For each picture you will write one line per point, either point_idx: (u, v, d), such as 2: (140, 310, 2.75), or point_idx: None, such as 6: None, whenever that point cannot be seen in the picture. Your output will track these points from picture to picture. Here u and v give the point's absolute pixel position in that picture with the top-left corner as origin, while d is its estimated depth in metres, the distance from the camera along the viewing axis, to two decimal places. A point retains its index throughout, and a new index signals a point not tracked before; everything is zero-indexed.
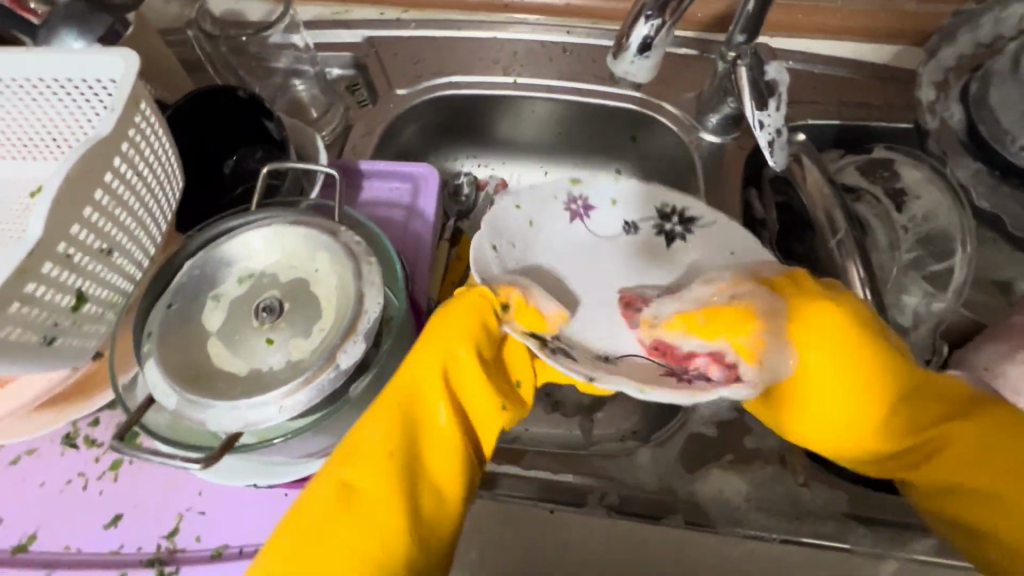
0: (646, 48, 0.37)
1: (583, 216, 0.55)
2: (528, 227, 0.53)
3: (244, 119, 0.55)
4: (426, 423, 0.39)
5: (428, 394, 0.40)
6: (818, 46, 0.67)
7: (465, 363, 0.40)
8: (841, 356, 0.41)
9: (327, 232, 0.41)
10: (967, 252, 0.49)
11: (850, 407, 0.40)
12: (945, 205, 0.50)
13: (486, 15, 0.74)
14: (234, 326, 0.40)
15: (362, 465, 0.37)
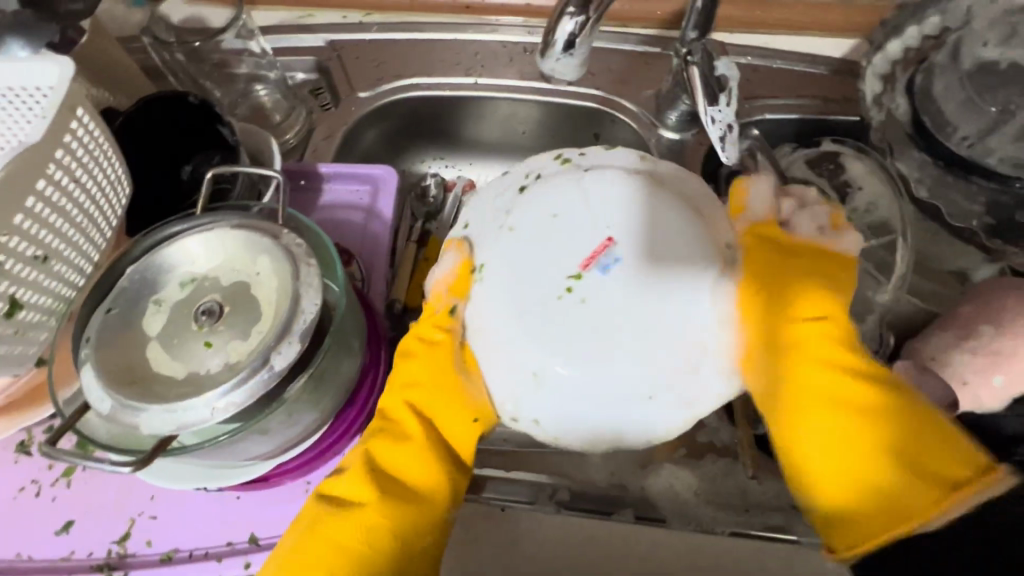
0: (570, 45, 0.37)
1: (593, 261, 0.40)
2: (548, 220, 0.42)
3: (197, 125, 0.55)
4: (399, 430, 0.41)
5: (391, 410, 0.42)
6: (774, 41, 0.68)
7: (432, 372, 0.42)
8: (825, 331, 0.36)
9: (268, 235, 0.41)
10: (908, 241, 0.50)
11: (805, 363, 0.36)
12: (886, 196, 0.50)
13: (448, 17, 0.75)
14: (174, 331, 0.40)
15: (356, 471, 0.39)
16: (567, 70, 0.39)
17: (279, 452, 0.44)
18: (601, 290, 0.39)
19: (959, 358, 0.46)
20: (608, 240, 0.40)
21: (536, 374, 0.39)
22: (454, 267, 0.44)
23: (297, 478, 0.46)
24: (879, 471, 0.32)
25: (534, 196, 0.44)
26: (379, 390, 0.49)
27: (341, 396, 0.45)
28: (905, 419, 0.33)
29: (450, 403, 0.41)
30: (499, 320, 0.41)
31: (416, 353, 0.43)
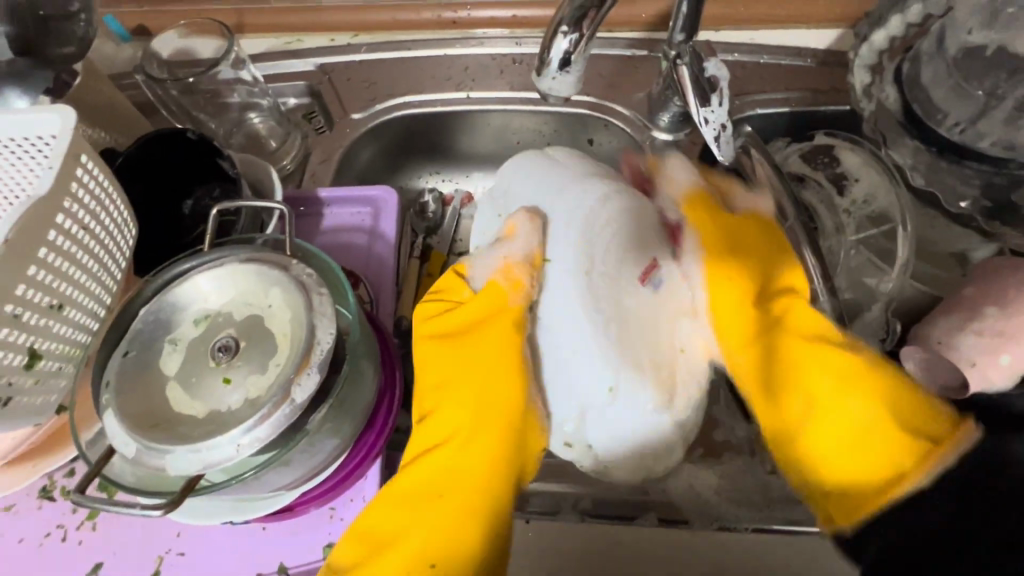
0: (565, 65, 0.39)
1: (652, 279, 0.48)
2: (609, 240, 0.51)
3: (196, 159, 0.56)
4: (463, 467, 0.42)
5: (455, 444, 0.43)
6: (760, 37, 0.68)
7: (502, 402, 0.44)
8: (792, 338, 0.42)
9: (278, 267, 0.42)
10: (909, 231, 0.50)
11: (799, 368, 0.41)
12: (884, 186, 0.51)
13: (436, 33, 0.76)
14: (191, 369, 0.40)
15: (408, 558, 0.39)
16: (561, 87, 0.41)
17: (304, 481, 0.44)
18: (646, 303, 0.47)
19: (967, 341, 0.47)
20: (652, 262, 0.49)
21: (612, 389, 0.46)
22: (523, 253, 0.48)
23: (321, 506, 0.47)
24: (856, 446, 0.37)
25: (567, 209, 0.51)
26: (396, 409, 0.49)
27: (361, 422, 0.45)
28: (850, 392, 0.39)
29: (525, 427, 0.45)
30: (578, 332, 0.47)
31: (488, 369, 0.44)
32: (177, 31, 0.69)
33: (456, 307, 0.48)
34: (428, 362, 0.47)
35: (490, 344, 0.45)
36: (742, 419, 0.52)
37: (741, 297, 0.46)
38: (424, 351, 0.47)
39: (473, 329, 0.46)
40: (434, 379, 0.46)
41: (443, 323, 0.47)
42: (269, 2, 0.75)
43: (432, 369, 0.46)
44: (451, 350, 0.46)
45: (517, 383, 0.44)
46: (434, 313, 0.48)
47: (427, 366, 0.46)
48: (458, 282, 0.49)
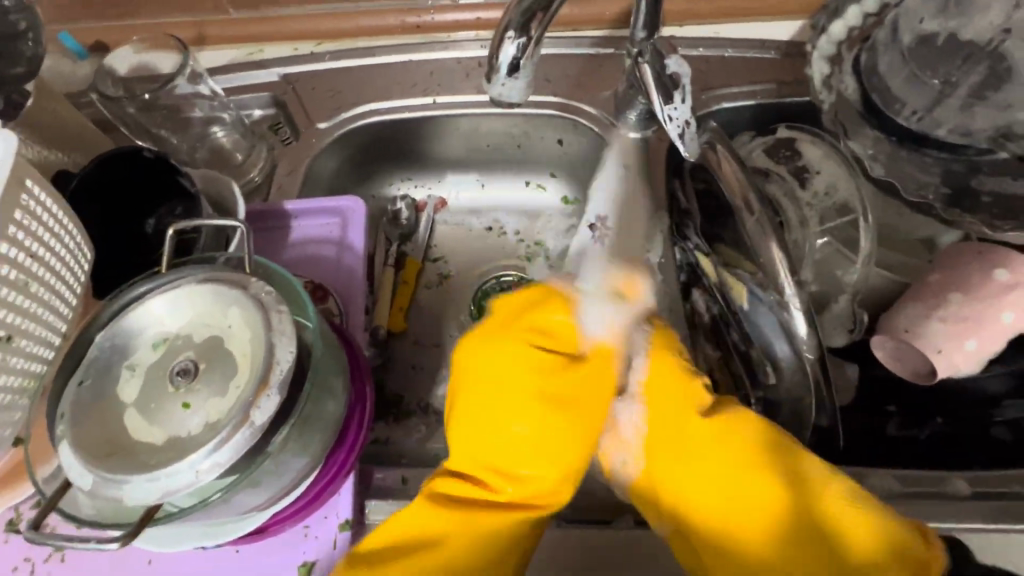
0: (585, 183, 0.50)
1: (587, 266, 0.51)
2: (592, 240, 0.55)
3: (155, 178, 0.54)
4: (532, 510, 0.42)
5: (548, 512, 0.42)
6: (724, 31, 0.69)
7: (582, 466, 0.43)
8: (728, 467, 0.40)
9: (237, 286, 0.41)
10: (870, 220, 0.50)
11: (726, 500, 0.40)
12: (843, 177, 0.52)
13: (401, 38, 0.75)
14: (150, 395, 0.39)
15: None
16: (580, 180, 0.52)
17: (274, 502, 0.43)
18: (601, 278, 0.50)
19: (933, 328, 0.47)
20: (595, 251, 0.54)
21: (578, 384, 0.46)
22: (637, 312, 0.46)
23: (293, 526, 0.46)
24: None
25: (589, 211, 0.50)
26: (368, 423, 0.49)
27: (331, 439, 0.45)
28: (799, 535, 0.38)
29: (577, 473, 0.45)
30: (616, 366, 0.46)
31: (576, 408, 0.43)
32: (128, 45, 0.67)
33: (555, 356, 0.43)
34: (481, 377, 0.43)
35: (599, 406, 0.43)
36: None
37: (683, 404, 0.43)
38: (485, 362, 0.43)
39: (568, 382, 0.43)
40: (498, 400, 0.42)
41: (514, 348, 0.43)
42: (228, 13, 0.74)
43: (495, 392, 0.42)
44: (527, 372, 0.42)
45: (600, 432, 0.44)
46: (499, 330, 0.44)
47: (488, 383, 0.43)
48: (550, 312, 0.45)
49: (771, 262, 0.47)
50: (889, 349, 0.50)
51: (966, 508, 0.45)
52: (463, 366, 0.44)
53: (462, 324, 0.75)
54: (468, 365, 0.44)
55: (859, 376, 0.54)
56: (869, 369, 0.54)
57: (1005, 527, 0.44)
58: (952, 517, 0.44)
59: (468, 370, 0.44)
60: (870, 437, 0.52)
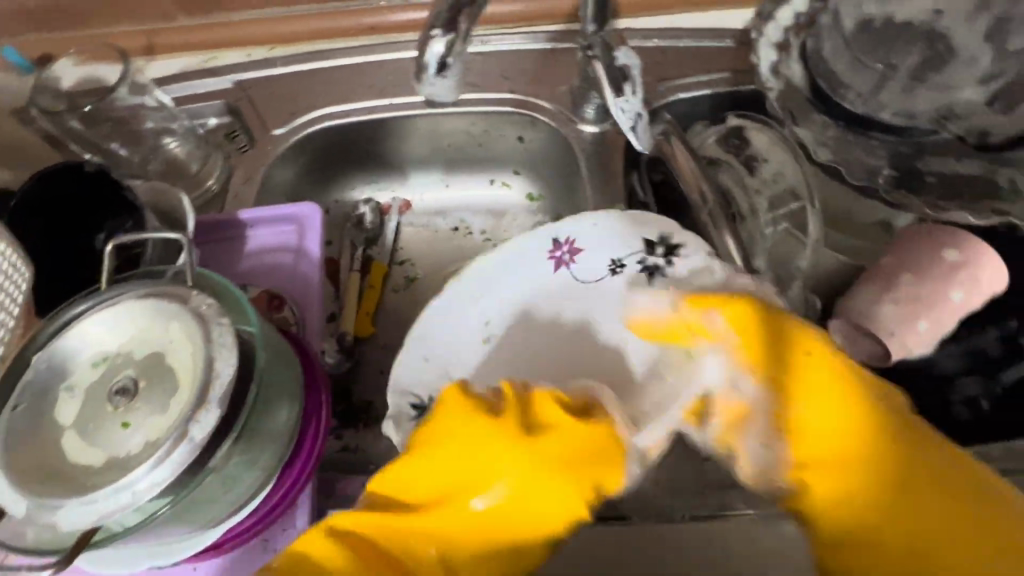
0: (652, 273, 0.51)
1: (568, 261, 0.54)
2: (586, 223, 0.54)
3: (102, 191, 0.53)
4: None
5: None
6: (678, 22, 0.68)
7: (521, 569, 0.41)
8: (834, 433, 0.40)
9: (177, 299, 0.40)
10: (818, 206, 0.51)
11: (833, 455, 0.40)
12: (790, 164, 0.52)
13: (354, 40, 0.74)
14: (90, 416, 0.38)
15: None
16: (663, 267, 0.52)
17: (225, 518, 0.42)
18: (593, 259, 0.53)
19: (885, 311, 0.47)
20: (568, 242, 0.54)
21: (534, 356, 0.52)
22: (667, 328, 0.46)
23: (250, 541, 0.45)
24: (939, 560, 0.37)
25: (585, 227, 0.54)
26: (324, 432, 0.48)
27: (285, 450, 0.44)
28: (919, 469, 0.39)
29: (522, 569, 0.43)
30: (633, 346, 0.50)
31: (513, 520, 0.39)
32: (70, 58, 0.66)
33: (556, 490, 0.39)
34: (451, 441, 0.41)
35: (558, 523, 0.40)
36: None
37: (836, 392, 0.41)
38: (472, 433, 0.40)
39: (548, 511, 0.39)
40: (457, 467, 0.40)
41: (537, 466, 0.40)
42: (175, 20, 0.72)
43: (450, 458, 0.40)
44: (503, 469, 0.39)
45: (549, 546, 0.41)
46: (514, 438, 0.40)
47: (455, 448, 0.40)
48: (595, 431, 0.41)
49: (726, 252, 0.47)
50: (844, 332, 0.49)
51: None
52: (448, 416, 0.42)
53: None
54: (449, 418, 0.41)
55: None
56: None
57: None
58: None
59: (447, 425, 0.41)
60: None
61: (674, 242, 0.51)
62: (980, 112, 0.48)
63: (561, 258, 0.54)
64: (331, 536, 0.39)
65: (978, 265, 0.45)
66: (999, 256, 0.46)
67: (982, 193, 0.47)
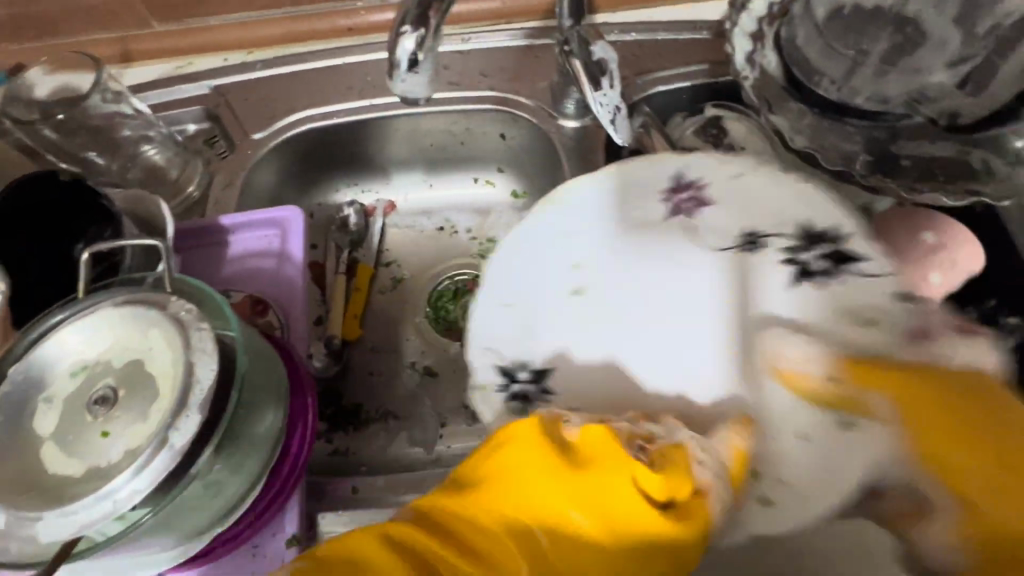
0: (806, 273, 0.46)
1: (689, 210, 0.50)
2: (734, 174, 0.49)
3: (79, 200, 0.52)
4: None
5: None
6: (654, 15, 0.68)
7: None
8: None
9: (156, 306, 0.40)
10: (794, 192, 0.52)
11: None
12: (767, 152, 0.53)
13: (333, 43, 0.73)
14: (68, 426, 0.38)
15: None
16: (818, 269, 0.46)
17: (211, 525, 0.42)
18: (723, 219, 0.49)
19: None
20: (683, 184, 0.51)
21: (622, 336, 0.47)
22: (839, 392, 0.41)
23: (237, 547, 0.45)
24: None
25: (716, 173, 0.50)
26: (311, 438, 0.48)
27: (270, 455, 0.44)
28: None
29: None
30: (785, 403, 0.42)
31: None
32: (43, 68, 0.65)
33: (625, 528, 0.35)
34: (522, 489, 0.36)
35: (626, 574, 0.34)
36: None
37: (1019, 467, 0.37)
38: (553, 477, 0.36)
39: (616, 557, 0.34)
40: (524, 524, 0.35)
41: (608, 507, 0.35)
42: (150, 26, 0.72)
43: (520, 502, 0.35)
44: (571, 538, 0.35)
45: None
46: (579, 471, 0.36)
47: (527, 494, 0.36)
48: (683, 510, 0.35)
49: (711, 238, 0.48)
50: None
51: None
52: (534, 451, 0.37)
53: (419, 327, 0.74)
54: (520, 445, 0.37)
55: None
56: None
57: None
58: None
59: (524, 460, 0.36)
60: None
61: (846, 250, 0.46)
62: (950, 95, 0.48)
63: (688, 205, 0.50)
64: (387, 547, 0.34)
65: (955, 248, 0.46)
66: (973, 240, 0.47)
67: (956, 174, 0.48)
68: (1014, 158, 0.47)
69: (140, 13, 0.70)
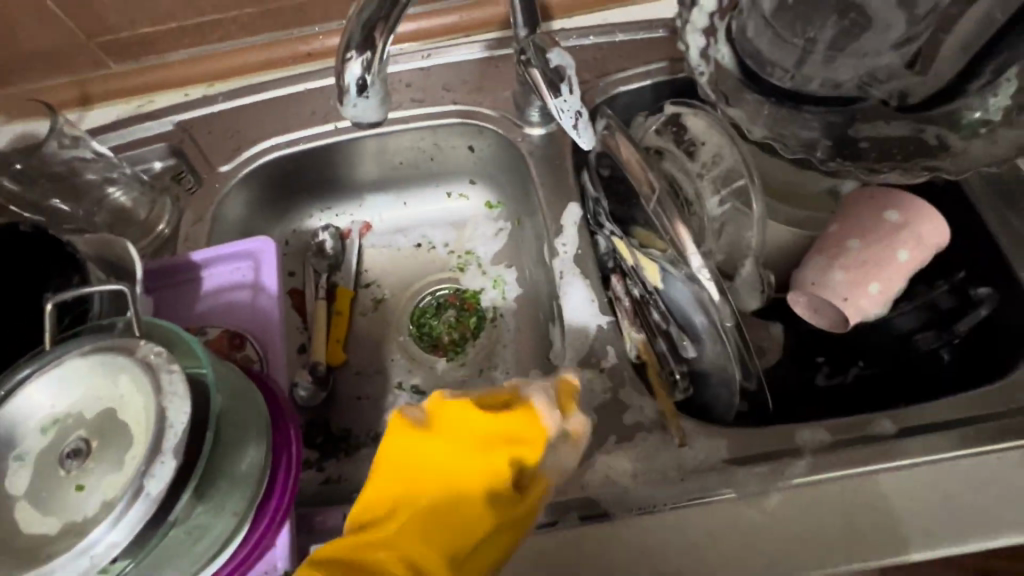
0: None
1: None
2: None
3: (44, 249, 0.51)
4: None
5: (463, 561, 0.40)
6: (609, 19, 0.69)
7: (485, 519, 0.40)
8: None
9: (124, 351, 0.39)
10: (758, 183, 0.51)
11: None
12: (725, 145, 0.52)
13: (295, 69, 0.73)
14: (43, 482, 0.37)
15: None
16: None
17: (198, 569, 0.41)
18: None
19: (836, 277, 0.48)
20: None
21: None
22: None
23: None
24: None
25: None
26: (296, 469, 0.47)
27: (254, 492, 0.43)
28: None
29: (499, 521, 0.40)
30: None
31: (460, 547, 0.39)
32: (2, 118, 0.65)
33: (475, 425, 0.41)
34: (394, 458, 0.42)
35: (497, 453, 0.40)
36: (647, 395, 0.50)
37: None
38: (410, 440, 0.41)
39: (479, 444, 0.41)
40: (404, 485, 0.41)
41: (454, 430, 0.41)
42: (108, 67, 0.71)
43: (399, 466, 0.41)
44: (442, 476, 0.41)
45: (501, 483, 0.40)
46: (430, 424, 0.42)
47: (401, 459, 0.41)
48: (514, 414, 0.41)
49: (677, 236, 0.48)
50: (805, 302, 0.51)
51: (891, 447, 0.46)
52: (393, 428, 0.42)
53: (404, 345, 0.74)
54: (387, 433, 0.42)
55: (784, 334, 0.55)
56: (792, 326, 0.55)
57: (928, 460, 0.45)
58: (880, 459, 0.45)
59: (391, 439, 0.42)
60: (800, 391, 0.53)
61: None
62: (898, 77, 0.49)
63: None
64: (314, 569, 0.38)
65: (917, 225, 0.47)
66: (934, 214, 0.48)
67: (912, 152, 0.47)
68: (967, 132, 0.47)
69: (95, 55, 0.69)
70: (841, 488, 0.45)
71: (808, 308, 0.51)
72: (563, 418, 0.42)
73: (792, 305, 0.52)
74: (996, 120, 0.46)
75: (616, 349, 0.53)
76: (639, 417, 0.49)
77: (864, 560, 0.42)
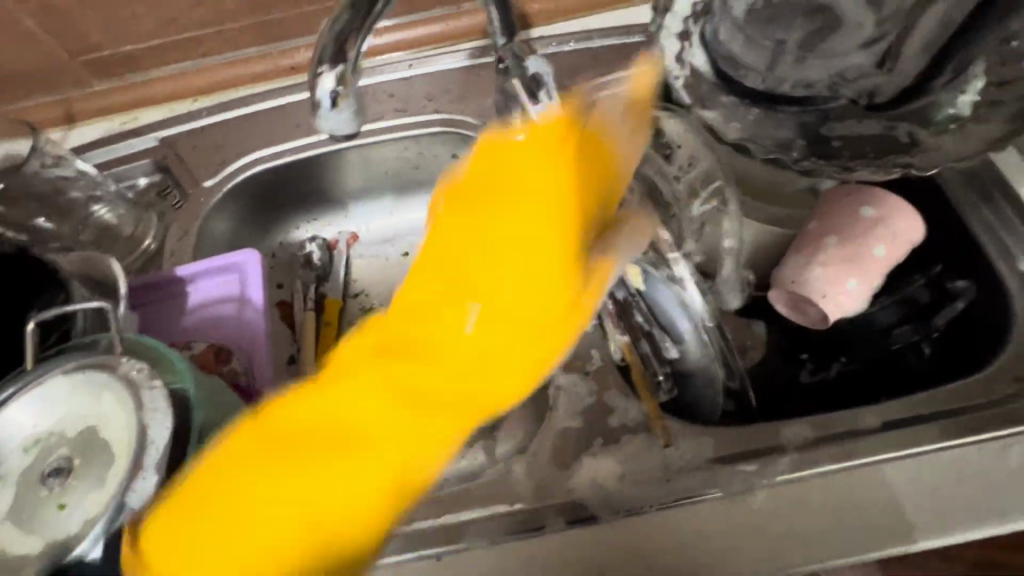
0: None
1: None
2: None
3: (26, 269, 0.51)
4: (493, 349, 0.39)
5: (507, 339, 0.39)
6: (588, 25, 0.70)
7: (541, 258, 0.40)
8: None
9: (101, 366, 0.39)
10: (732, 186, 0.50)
11: None
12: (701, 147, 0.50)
13: (278, 83, 0.74)
14: (23, 502, 0.37)
15: (452, 432, 0.37)
16: None
17: None
18: None
19: (816, 275, 0.48)
20: None
21: None
22: None
23: None
24: None
25: None
26: None
27: None
28: None
29: (566, 259, 0.40)
30: None
31: (453, 406, 0.37)
32: None
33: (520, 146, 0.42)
34: (444, 248, 0.41)
35: (552, 185, 0.41)
36: (632, 397, 0.51)
37: None
38: (475, 225, 0.41)
39: (532, 161, 0.42)
40: (447, 282, 0.40)
41: (501, 185, 0.41)
42: (90, 86, 0.71)
43: (454, 248, 0.41)
44: (499, 234, 0.40)
45: (570, 231, 0.40)
46: (476, 205, 0.41)
47: (451, 241, 0.41)
48: (563, 122, 0.43)
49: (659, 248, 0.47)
50: (786, 300, 0.51)
51: (873, 441, 0.46)
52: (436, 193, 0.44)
53: None
54: (433, 246, 0.41)
55: (767, 332, 0.56)
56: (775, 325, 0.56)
57: (911, 453, 0.45)
58: (863, 454, 0.45)
59: (442, 231, 0.41)
60: (782, 387, 0.54)
61: None
62: (865, 76, 0.50)
63: None
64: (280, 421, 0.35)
65: (893, 220, 0.48)
66: (908, 209, 0.49)
67: (885, 149, 0.48)
68: (938, 128, 0.47)
69: (78, 75, 0.70)
70: (826, 484, 0.45)
71: (789, 306, 0.51)
72: (632, 119, 0.45)
73: (774, 300, 0.52)
74: (966, 115, 0.47)
75: (601, 352, 0.53)
76: (624, 419, 0.50)
77: (848, 553, 0.43)
